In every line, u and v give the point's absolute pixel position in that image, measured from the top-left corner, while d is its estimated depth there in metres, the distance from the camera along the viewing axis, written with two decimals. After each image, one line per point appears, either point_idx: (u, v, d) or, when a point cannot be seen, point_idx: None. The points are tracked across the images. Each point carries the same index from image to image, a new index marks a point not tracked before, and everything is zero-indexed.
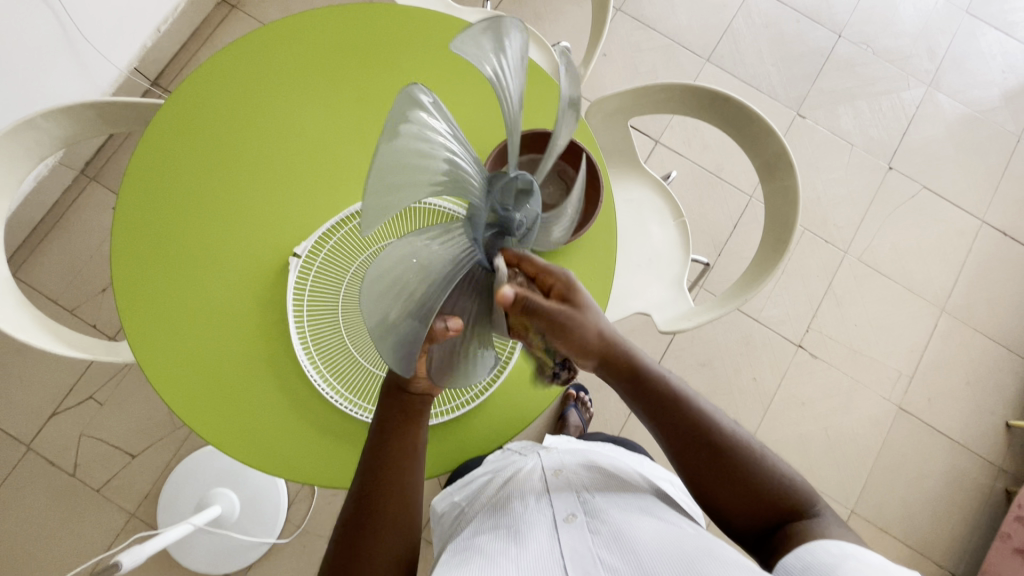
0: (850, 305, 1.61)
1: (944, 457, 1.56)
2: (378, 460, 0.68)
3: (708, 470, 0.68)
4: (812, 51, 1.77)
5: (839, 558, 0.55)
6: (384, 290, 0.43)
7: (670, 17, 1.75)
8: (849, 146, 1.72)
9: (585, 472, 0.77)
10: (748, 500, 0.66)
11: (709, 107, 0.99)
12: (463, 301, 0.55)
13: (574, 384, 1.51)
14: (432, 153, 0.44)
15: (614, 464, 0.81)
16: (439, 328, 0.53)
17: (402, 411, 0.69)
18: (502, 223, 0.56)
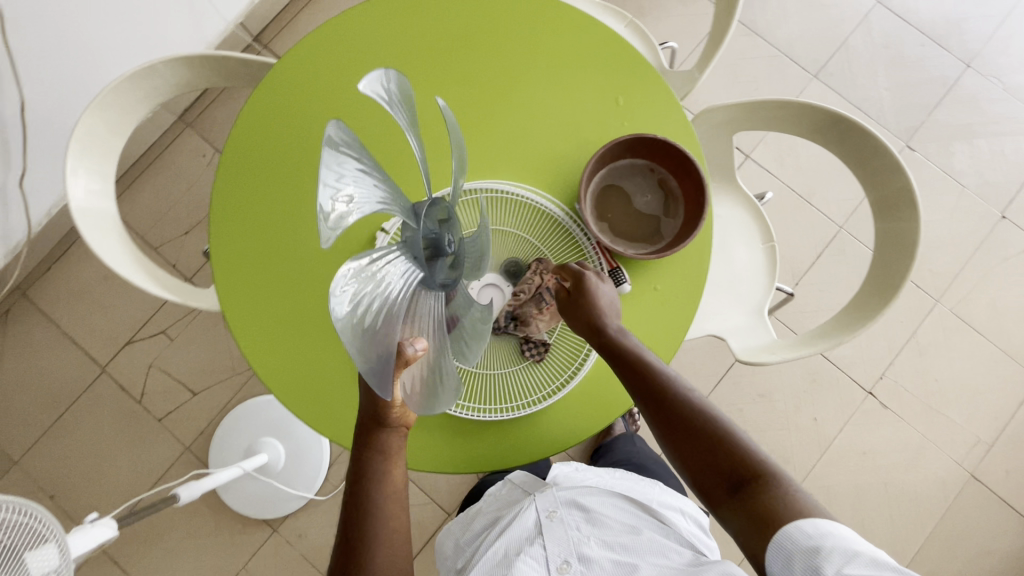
0: (932, 358, 1.50)
1: (1013, 535, 1.44)
2: (362, 500, 0.71)
3: (666, 426, 0.70)
4: (933, 79, 1.64)
5: (815, 538, 0.57)
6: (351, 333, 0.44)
7: (781, 26, 1.66)
8: (959, 187, 1.59)
9: (580, 511, 0.83)
10: (704, 464, 0.67)
11: (829, 131, 0.93)
12: (422, 324, 0.56)
13: None
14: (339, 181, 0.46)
15: (607, 497, 0.85)
16: (407, 351, 0.54)
17: (381, 450, 0.72)
18: (433, 248, 0.56)
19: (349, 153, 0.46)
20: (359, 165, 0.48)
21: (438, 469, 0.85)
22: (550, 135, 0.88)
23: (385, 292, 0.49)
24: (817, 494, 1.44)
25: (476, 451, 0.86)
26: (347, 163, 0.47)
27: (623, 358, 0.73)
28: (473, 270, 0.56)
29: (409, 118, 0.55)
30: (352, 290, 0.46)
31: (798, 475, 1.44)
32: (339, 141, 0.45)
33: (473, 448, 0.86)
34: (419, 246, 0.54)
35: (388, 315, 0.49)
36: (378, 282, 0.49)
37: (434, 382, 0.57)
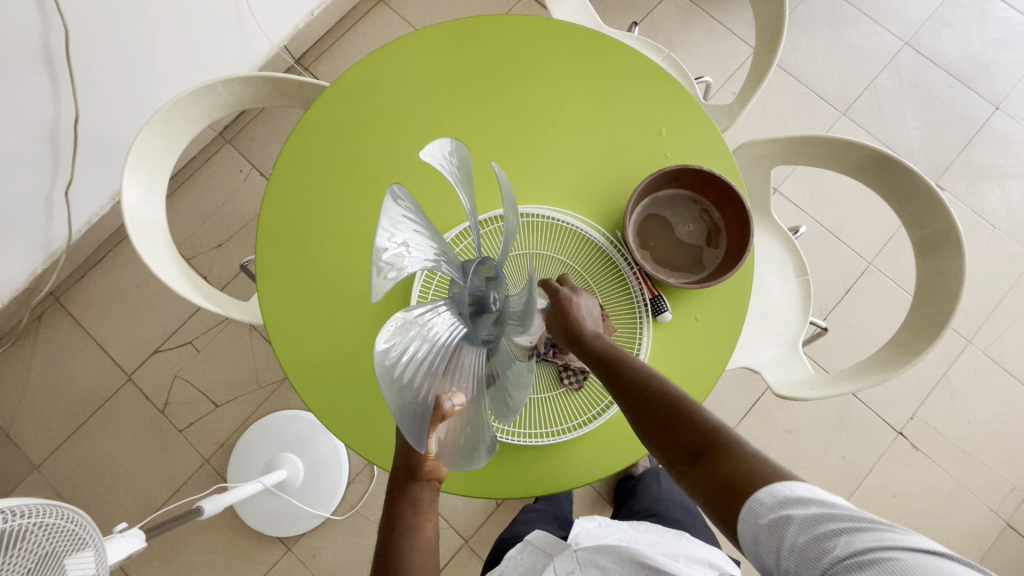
0: (965, 399, 1.47)
1: None
2: (393, 553, 0.71)
3: (636, 409, 0.65)
4: (963, 120, 1.65)
5: (779, 508, 0.50)
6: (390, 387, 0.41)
7: (810, 64, 1.69)
8: (991, 227, 1.58)
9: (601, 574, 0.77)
10: (673, 440, 0.61)
11: (871, 168, 0.93)
12: (465, 377, 0.51)
13: None
14: (398, 239, 0.45)
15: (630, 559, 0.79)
16: (445, 406, 0.49)
17: (412, 500, 0.72)
18: (480, 304, 0.54)
19: (406, 212, 0.46)
20: (414, 226, 0.47)
21: (473, 494, 0.85)
22: (595, 164, 0.90)
23: (428, 347, 0.46)
24: None
25: (510, 478, 0.84)
26: (406, 222, 0.45)
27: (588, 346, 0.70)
28: (520, 326, 0.54)
29: (465, 175, 0.53)
30: (395, 345, 0.43)
31: None
32: (397, 204, 0.44)
33: (507, 474, 0.85)
34: (465, 302, 0.52)
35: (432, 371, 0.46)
36: (422, 333, 0.46)
37: (469, 442, 0.52)
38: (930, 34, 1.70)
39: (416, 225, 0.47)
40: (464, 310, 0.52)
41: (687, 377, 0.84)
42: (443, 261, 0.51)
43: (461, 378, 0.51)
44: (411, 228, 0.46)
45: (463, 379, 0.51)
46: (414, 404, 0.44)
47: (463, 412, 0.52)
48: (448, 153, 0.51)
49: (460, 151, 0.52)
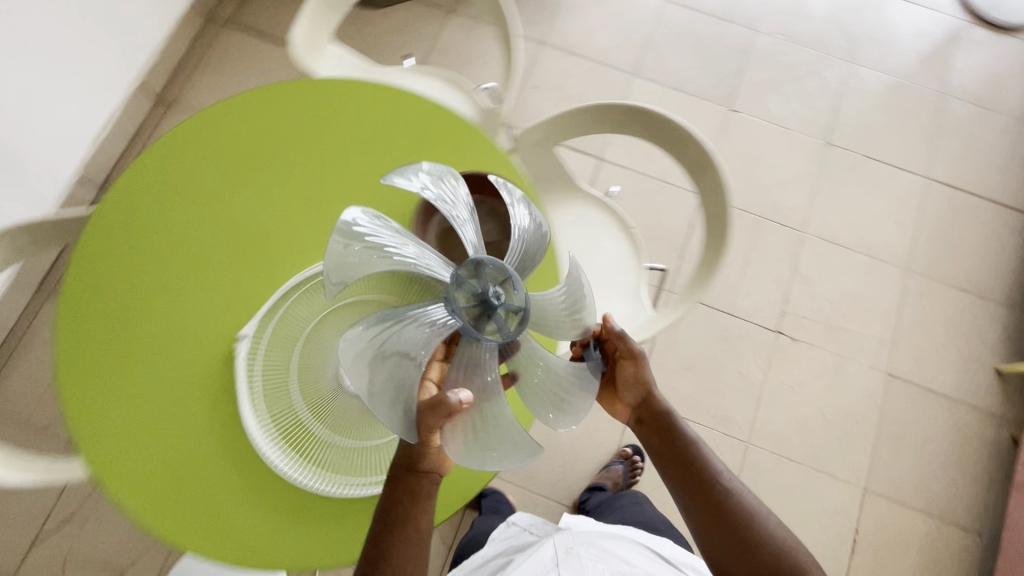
0: (817, 282, 1.63)
1: (942, 415, 1.55)
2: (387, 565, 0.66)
3: (696, 503, 0.76)
4: (731, 48, 1.85)
5: None
6: (356, 359, 0.56)
7: (591, 41, 1.83)
8: (786, 130, 1.77)
9: (598, 552, 0.87)
10: (734, 545, 0.73)
11: (631, 121, 1.01)
12: (465, 370, 0.63)
13: (634, 445, 1.51)
14: (373, 247, 0.60)
15: (622, 546, 0.90)
16: (452, 401, 0.59)
17: (407, 493, 0.68)
18: (481, 303, 0.62)
19: (378, 226, 0.61)
20: (394, 235, 0.62)
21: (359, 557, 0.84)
22: (385, 199, 0.94)
23: (405, 336, 0.59)
24: (766, 440, 1.50)
25: None
26: (380, 232, 0.61)
27: (667, 433, 0.81)
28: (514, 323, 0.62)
29: (446, 194, 0.67)
30: (369, 330, 0.58)
31: (744, 429, 1.50)
32: (365, 221, 0.60)
33: None
34: (467, 301, 0.62)
35: (410, 354, 0.59)
36: (396, 333, 0.59)
37: (487, 431, 0.61)
38: None
39: (392, 235, 0.62)
40: (460, 308, 0.61)
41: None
42: (427, 263, 0.64)
43: (462, 372, 0.63)
44: (386, 236, 0.61)
45: (464, 369, 0.63)
46: (385, 379, 0.56)
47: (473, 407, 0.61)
48: (420, 174, 0.65)
49: (434, 174, 0.67)
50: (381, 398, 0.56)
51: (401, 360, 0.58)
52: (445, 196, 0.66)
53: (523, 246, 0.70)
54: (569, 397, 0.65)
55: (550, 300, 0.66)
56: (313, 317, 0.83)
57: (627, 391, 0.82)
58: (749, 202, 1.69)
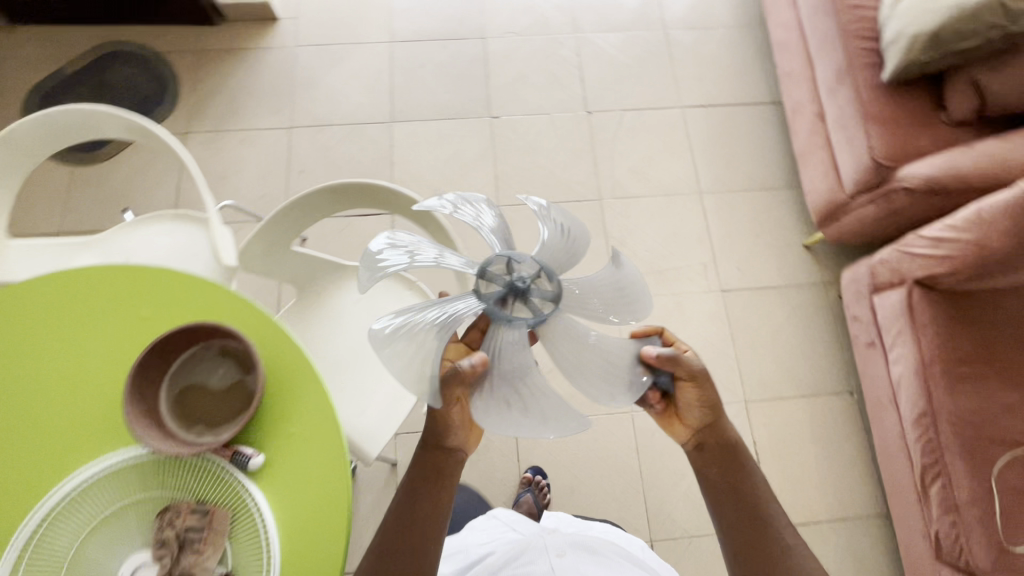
0: (631, 236, 1.72)
1: (780, 305, 1.67)
2: (402, 547, 0.78)
3: (731, 513, 0.83)
4: (471, 62, 1.91)
5: None
6: (394, 339, 0.68)
7: (339, 107, 1.83)
8: (548, 115, 1.85)
9: (585, 552, 1.01)
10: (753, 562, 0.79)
11: (339, 198, 1.00)
12: (489, 345, 0.72)
13: (533, 467, 1.49)
14: (399, 259, 0.73)
15: (601, 541, 1.05)
16: (475, 365, 0.69)
17: (430, 469, 0.83)
18: (508, 293, 0.71)
19: (413, 241, 0.75)
20: (421, 247, 0.75)
21: None
22: (100, 388, 0.83)
23: (434, 322, 0.71)
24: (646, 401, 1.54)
25: None
26: (410, 246, 0.75)
27: (723, 454, 0.85)
28: (539, 310, 0.71)
29: (488, 209, 0.76)
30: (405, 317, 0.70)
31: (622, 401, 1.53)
32: (392, 241, 0.74)
33: None
34: (495, 293, 0.72)
35: (440, 335, 0.71)
36: (422, 319, 0.71)
37: (509, 392, 0.69)
38: (401, 24, 1.94)
39: (422, 246, 0.75)
40: (488, 299, 0.72)
41: (314, 505, 0.79)
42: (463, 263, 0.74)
43: (491, 347, 0.72)
44: (413, 249, 0.74)
45: (489, 345, 0.72)
46: (419, 354, 0.69)
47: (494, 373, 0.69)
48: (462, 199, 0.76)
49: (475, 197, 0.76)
50: (407, 371, 0.68)
51: (427, 341, 0.70)
52: (476, 213, 0.75)
53: (568, 247, 0.75)
54: (606, 371, 0.72)
55: (605, 276, 0.74)
56: (77, 538, 0.77)
57: (694, 420, 0.85)
58: (544, 192, 1.75)
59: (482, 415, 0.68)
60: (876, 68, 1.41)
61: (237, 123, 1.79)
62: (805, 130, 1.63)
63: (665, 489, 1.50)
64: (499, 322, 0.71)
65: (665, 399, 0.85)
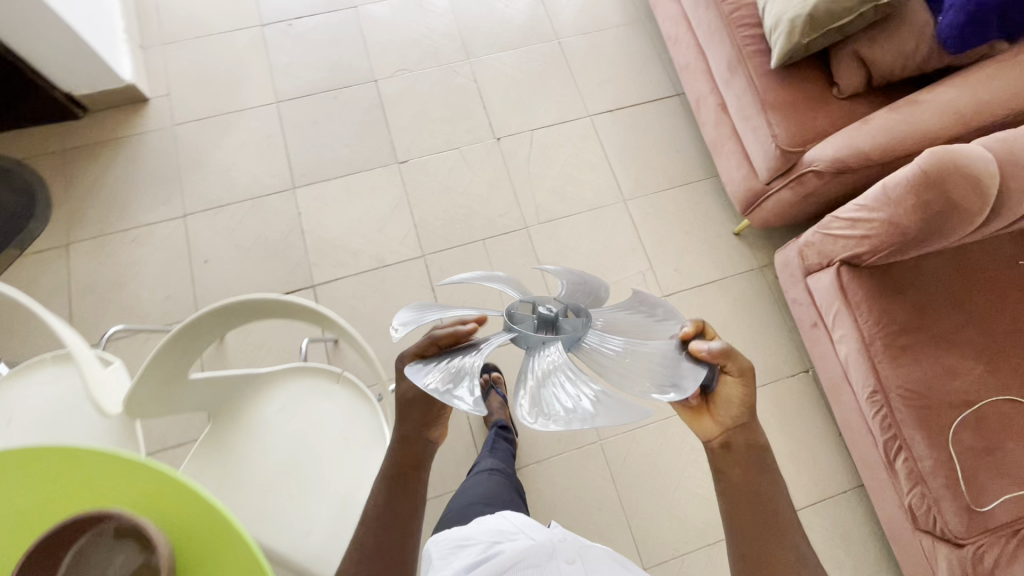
0: (564, 258, 1.67)
1: (723, 298, 1.66)
2: (378, 541, 0.73)
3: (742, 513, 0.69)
4: (366, 109, 1.81)
5: None
6: (424, 375, 0.65)
7: (234, 183, 1.70)
8: (457, 150, 1.78)
9: (612, 564, 0.71)
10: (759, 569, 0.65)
11: (226, 319, 0.91)
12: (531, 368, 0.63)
13: None
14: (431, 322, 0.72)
15: (626, 565, 0.75)
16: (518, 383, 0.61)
17: (413, 466, 0.79)
18: (545, 321, 0.67)
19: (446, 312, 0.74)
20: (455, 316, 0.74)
21: None
22: None
23: (471, 362, 0.67)
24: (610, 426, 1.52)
25: None
26: (442, 315, 0.74)
27: (741, 452, 0.71)
28: (577, 332, 0.67)
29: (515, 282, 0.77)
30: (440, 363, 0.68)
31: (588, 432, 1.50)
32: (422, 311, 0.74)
33: None
34: (530, 322, 0.67)
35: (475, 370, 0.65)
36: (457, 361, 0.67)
37: (560, 398, 0.57)
38: (285, 83, 1.83)
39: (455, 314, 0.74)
40: (523, 326, 0.67)
41: None
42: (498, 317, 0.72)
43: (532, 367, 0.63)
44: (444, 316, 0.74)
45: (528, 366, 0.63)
46: (453, 383, 0.63)
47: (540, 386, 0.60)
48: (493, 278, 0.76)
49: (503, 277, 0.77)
50: (445, 392, 0.61)
51: (462, 374, 0.64)
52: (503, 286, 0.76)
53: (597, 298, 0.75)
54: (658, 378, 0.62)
55: (634, 312, 0.75)
56: None
57: (723, 413, 0.72)
58: (468, 232, 1.68)
59: (535, 421, 0.55)
60: (766, 54, 1.41)
61: (123, 221, 1.64)
62: (711, 121, 1.61)
63: (648, 512, 1.47)
64: (533, 348, 0.65)
65: (700, 396, 0.74)
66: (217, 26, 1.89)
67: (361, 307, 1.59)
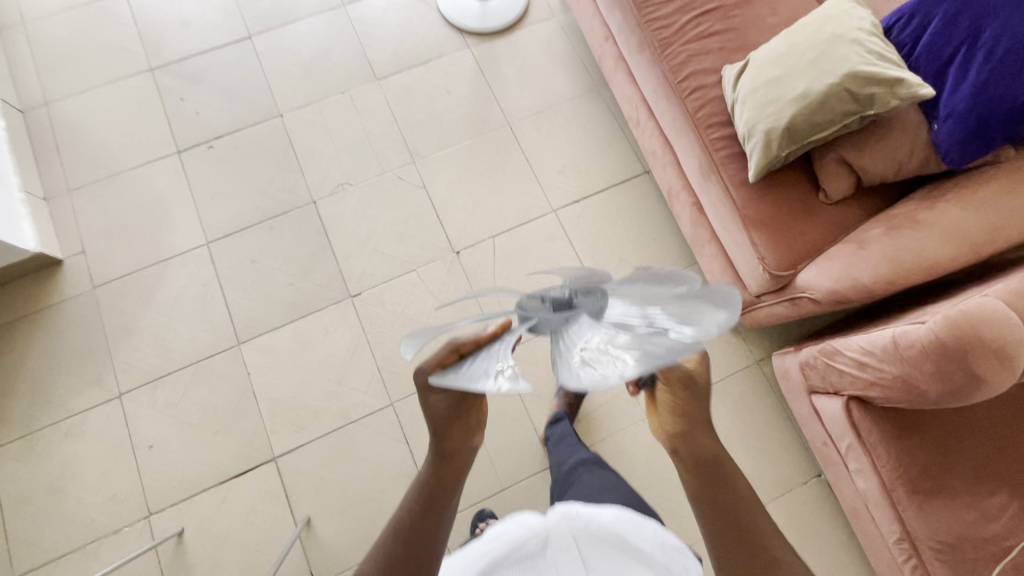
0: (546, 383, 1.55)
1: (721, 403, 1.53)
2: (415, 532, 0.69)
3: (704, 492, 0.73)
4: (307, 238, 1.63)
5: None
6: (464, 378, 0.57)
7: (172, 347, 1.53)
8: (414, 273, 1.61)
9: (605, 542, 0.72)
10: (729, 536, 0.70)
11: None
12: (568, 343, 0.55)
13: None
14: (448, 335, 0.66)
15: (622, 530, 0.75)
16: (564, 361, 0.53)
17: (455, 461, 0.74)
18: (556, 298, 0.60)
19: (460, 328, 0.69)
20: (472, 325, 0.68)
21: None
22: None
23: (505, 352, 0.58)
24: None
25: None
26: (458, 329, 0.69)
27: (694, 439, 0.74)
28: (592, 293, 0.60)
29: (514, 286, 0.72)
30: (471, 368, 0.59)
31: None
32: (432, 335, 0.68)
33: None
34: (542, 304, 0.60)
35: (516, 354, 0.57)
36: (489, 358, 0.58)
37: (616, 353, 0.49)
38: (213, 219, 1.64)
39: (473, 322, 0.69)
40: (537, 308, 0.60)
41: None
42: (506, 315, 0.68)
43: (568, 339, 0.55)
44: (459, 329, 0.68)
45: (561, 340, 0.56)
46: (499, 370, 0.54)
47: (588, 351, 0.51)
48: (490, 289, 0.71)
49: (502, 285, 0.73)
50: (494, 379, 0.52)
51: (499, 364, 0.55)
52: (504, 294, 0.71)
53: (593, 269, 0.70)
54: (688, 312, 0.53)
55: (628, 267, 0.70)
56: None
57: (674, 418, 0.75)
58: None
59: (604, 380, 0.46)
60: (740, 158, 1.25)
61: (52, 412, 1.46)
62: (687, 219, 1.45)
63: None
64: (559, 326, 0.57)
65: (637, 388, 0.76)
66: (129, 160, 1.69)
67: (331, 476, 1.44)
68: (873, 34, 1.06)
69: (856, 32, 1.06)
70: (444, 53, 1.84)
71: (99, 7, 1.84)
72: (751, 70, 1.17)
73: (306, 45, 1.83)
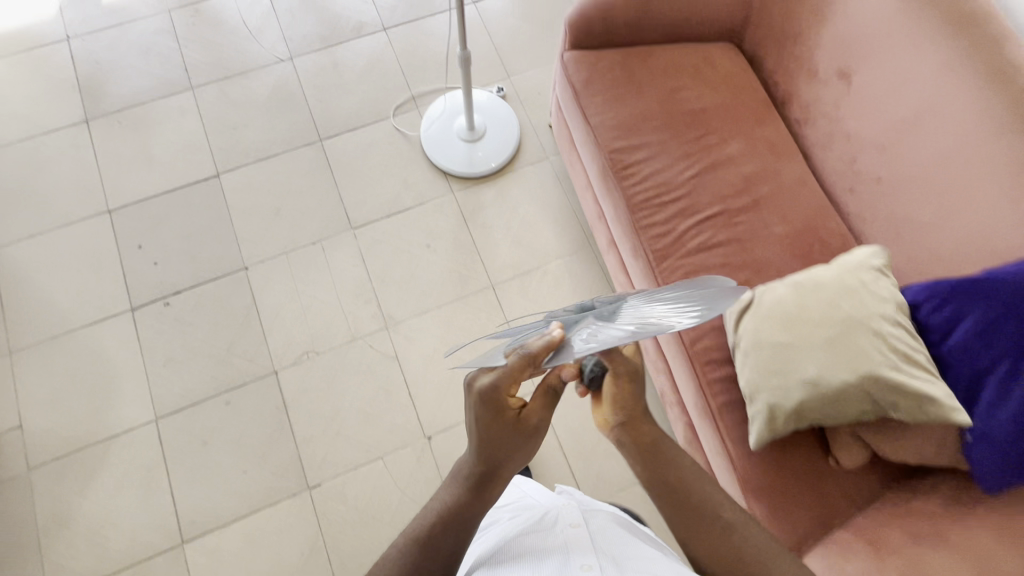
0: None
1: None
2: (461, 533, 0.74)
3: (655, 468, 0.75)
4: (265, 416, 1.50)
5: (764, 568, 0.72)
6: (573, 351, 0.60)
7: (108, 544, 1.39)
8: (379, 461, 1.47)
9: (613, 524, 0.80)
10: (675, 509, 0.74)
11: None
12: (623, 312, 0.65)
13: None
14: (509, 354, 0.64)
15: (628, 526, 0.83)
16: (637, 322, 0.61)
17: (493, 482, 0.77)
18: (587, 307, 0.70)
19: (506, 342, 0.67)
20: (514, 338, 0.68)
21: None
22: None
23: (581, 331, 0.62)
24: None
25: None
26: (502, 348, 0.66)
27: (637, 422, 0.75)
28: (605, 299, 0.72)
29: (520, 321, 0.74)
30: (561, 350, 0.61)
31: None
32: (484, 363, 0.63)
33: None
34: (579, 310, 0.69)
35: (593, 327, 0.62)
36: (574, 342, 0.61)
37: (679, 307, 0.61)
38: (165, 390, 1.51)
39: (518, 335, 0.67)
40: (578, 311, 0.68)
41: None
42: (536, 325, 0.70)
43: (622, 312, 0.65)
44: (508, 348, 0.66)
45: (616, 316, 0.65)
46: (599, 334, 0.59)
47: (656, 312, 0.62)
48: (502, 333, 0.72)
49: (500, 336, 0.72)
50: (605, 336, 0.58)
51: (593, 333, 0.60)
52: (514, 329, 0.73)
53: None
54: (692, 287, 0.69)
55: None
56: None
57: (616, 408, 0.75)
58: None
59: (693, 317, 0.58)
60: (741, 407, 1.10)
61: None
62: (679, 431, 1.29)
63: None
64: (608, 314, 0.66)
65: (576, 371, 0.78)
66: (78, 317, 1.56)
67: None
68: (899, 324, 0.95)
69: (879, 322, 0.95)
70: (426, 200, 1.70)
71: (60, 140, 1.72)
72: (754, 318, 1.02)
73: (278, 186, 1.70)
